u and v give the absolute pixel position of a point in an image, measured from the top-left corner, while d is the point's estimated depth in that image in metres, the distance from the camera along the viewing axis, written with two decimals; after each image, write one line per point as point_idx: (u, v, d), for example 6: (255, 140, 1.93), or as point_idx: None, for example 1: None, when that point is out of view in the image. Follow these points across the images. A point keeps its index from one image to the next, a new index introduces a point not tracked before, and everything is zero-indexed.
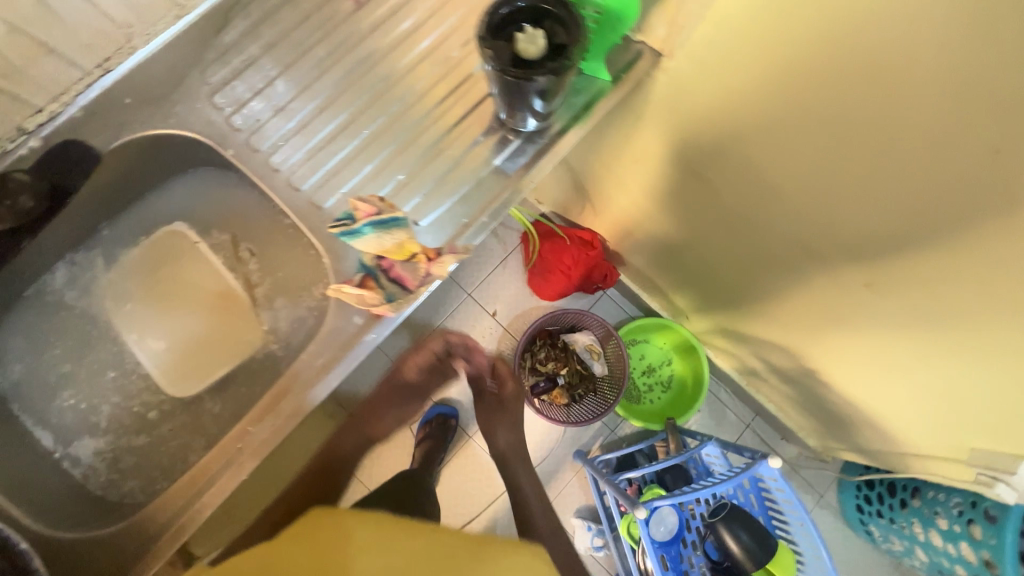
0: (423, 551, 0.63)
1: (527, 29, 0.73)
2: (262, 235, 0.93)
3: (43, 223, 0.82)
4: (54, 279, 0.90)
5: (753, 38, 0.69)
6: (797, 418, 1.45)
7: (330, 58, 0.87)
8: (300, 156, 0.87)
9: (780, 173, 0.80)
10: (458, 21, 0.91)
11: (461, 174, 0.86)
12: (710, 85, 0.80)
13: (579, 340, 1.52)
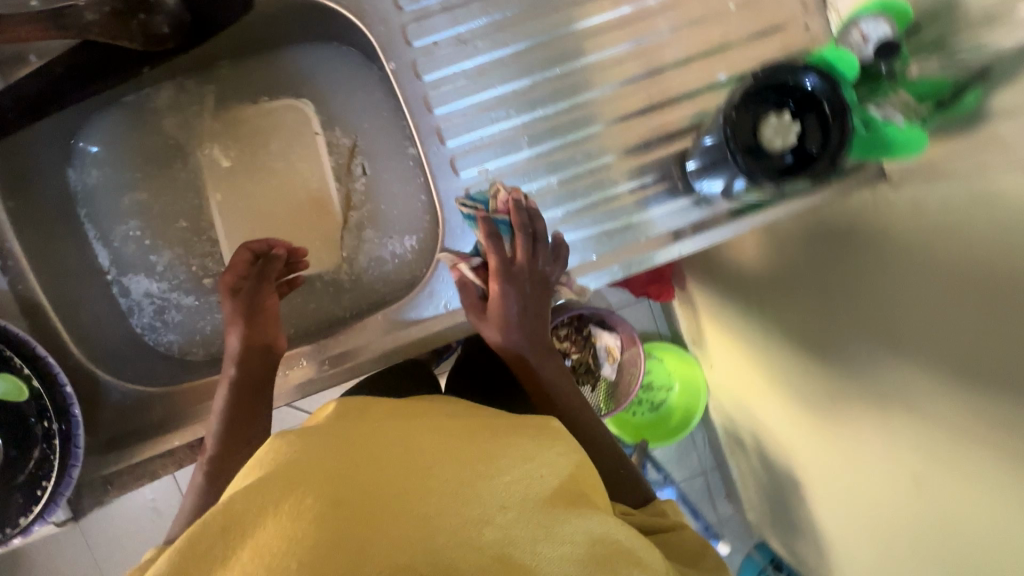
0: (405, 455, 0.48)
1: (784, 114, 0.61)
2: (380, 155, 0.86)
3: (170, 54, 0.76)
4: (159, 97, 0.84)
5: (1001, 248, 0.58)
6: (752, 500, 1.30)
7: (536, 12, 0.77)
8: (460, 106, 0.76)
9: (920, 375, 0.69)
10: (687, 32, 0.79)
11: (612, 204, 0.77)
12: (911, 254, 0.69)
13: (602, 337, 1.22)
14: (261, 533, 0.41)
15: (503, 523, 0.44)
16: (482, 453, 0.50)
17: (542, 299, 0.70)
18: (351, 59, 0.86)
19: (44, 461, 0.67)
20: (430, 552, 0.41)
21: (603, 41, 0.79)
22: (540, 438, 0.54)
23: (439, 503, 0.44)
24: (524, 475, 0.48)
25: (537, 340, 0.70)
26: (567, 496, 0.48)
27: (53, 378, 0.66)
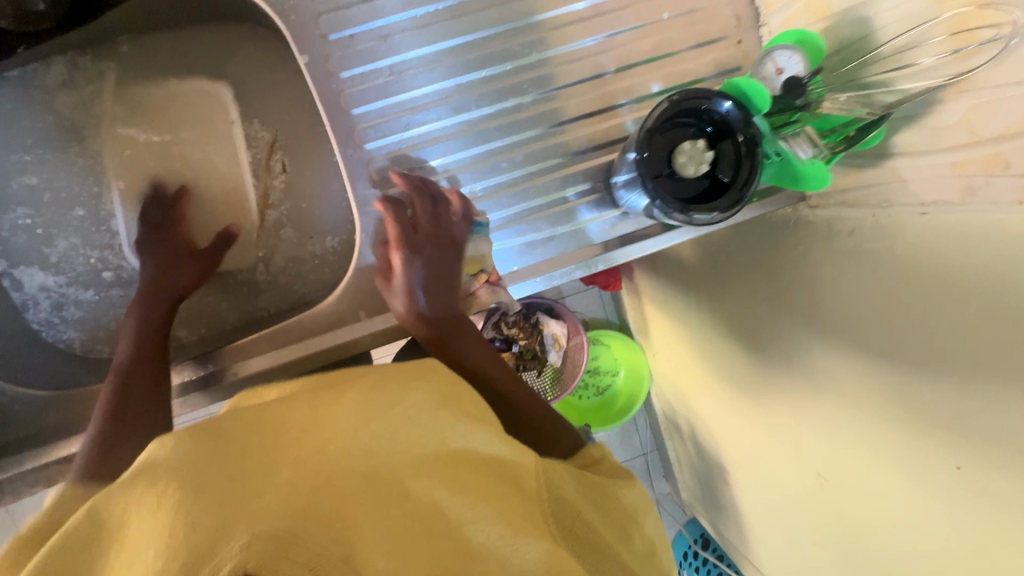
0: (271, 431, 0.49)
1: (697, 142, 0.63)
2: (302, 148, 0.82)
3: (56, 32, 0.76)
4: (50, 72, 0.78)
5: (898, 265, 0.60)
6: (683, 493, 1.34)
7: (461, 10, 0.75)
8: (379, 107, 0.73)
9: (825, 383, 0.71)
10: (623, 38, 0.77)
11: (542, 213, 0.76)
12: (824, 270, 0.71)
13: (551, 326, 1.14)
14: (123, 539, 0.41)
15: (372, 472, 0.46)
16: (353, 411, 0.51)
17: (450, 265, 0.71)
18: (269, 41, 0.80)
19: None
20: (302, 506, 0.42)
21: (534, 43, 0.76)
22: (421, 386, 0.55)
23: (308, 462, 0.45)
24: (398, 422, 0.50)
25: (451, 307, 0.69)
26: (446, 437, 0.51)
27: None
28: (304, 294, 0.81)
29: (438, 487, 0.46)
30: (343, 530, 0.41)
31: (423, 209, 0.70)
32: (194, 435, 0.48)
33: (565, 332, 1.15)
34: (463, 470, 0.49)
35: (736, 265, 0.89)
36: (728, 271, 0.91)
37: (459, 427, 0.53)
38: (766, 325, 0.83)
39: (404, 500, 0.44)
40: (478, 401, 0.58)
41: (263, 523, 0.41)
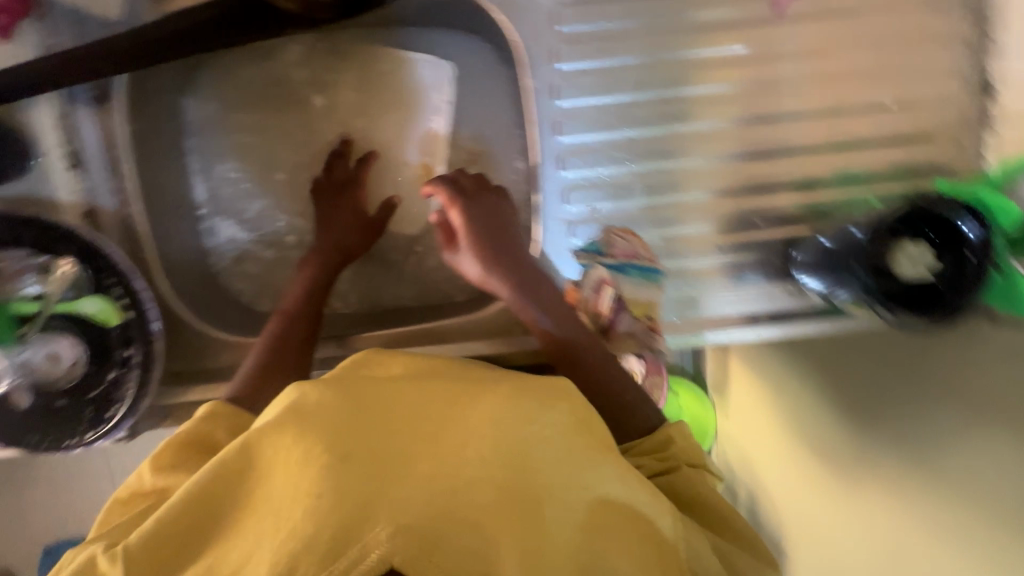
0: (401, 421, 0.56)
1: (922, 246, 0.66)
2: (488, 159, 0.85)
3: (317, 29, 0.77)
4: (289, 50, 0.84)
5: None
6: None
7: (692, 64, 0.75)
8: (584, 140, 0.75)
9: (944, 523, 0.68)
10: (839, 118, 0.76)
11: (709, 271, 0.77)
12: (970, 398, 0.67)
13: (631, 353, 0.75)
14: (275, 477, 0.52)
15: (489, 493, 0.51)
16: (477, 421, 0.56)
17: (506, 228, 0.71)
18: (489, 56, 0.84)
19: (116, 381, 0.70)
20: (426, 508, 0.50)
21: (752, 108, 0.76)
22: (539, 410, 0.58)
23: (433, 467, 0.52)
24: (514, 446, 0.54)
25: (516, 267, 0.70)
26: (552, 468, 0.55)
27: (144, 313, 0.70)
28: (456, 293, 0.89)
29: (539, 516, 0.52)
30: (457, 536, 0.49)
31: (473, 187, 0.73)
32: (332, 403, 0.55)
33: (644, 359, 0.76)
34: (564, 506, 0.53)
35: (852, 361, 0.86)
36: (842, 365, 0.88)
37: (570, 456, 0.56)
38: (879, 432, 0.79)
39: (509, 524, 0.50)
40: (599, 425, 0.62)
41: (393, 516, 0.49)
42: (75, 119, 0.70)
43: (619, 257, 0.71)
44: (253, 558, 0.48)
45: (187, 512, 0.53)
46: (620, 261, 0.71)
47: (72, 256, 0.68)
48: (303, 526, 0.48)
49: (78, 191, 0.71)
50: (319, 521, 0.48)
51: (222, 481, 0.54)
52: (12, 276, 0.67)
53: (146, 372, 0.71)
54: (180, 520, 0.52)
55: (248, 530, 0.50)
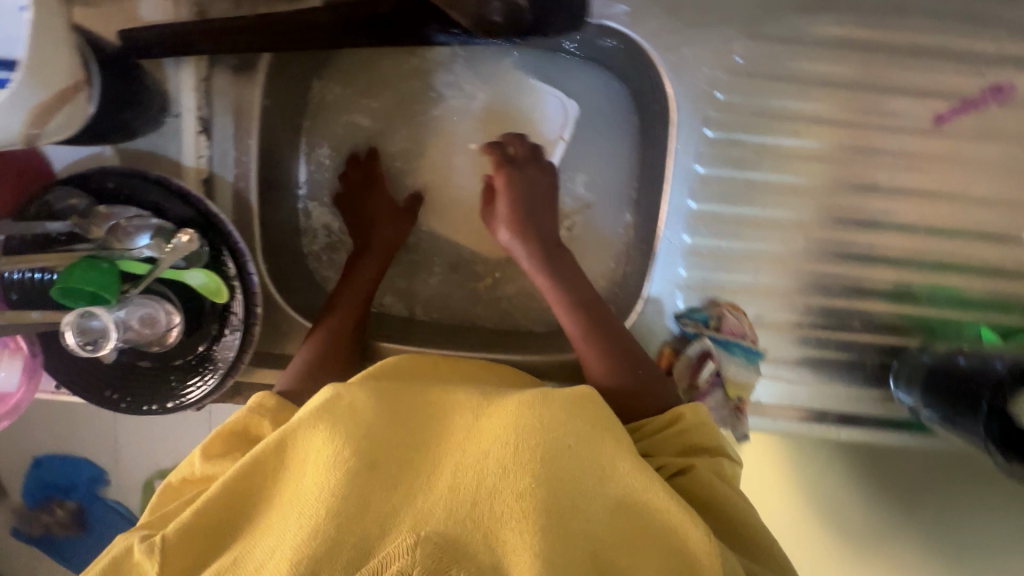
0: (425, 436, 0.60)
1: None
2: (599, 200, 0.84)
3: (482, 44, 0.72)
4: (426, 52, 0.82)
5: None
6: None
7: (840, 156, 0.72)
8: (712, 208, 0.73)
9: None
10: (977, 242, 0.74)
11: (801, 364, 0.77)
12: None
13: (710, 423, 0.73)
14: (304, 478, 0.57)
15: (510, 500, 0.54)
16: (496, 430, 0.58)
17: (541, 202, 0.79)
18: (619, 101, 0.83)
19: (207, 356, 0.69)
20: (447, 522, 0.53)
21: (886, 212, 0.73)
22: (563, 418, 0.59)
23: (451, 479, 0.56)
24: (532, 450, 0.56)
25: (540, 228, 0.77)
26: (571, 479, 0.56)
27: (252, 298, 0.68)
28: (533, 324, 0.89)
29: (560, 529, 0.53)
30: (475, 548, 0.52)
31: (512, 149, 0.81)
32: (360, 408, 0.59)
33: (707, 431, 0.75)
34: (584, 518, 0.55)
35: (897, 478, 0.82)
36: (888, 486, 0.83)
37: (595, 467, 0.57)
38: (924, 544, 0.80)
39: (530, 530, 0.52)
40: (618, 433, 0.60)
41: (414, 528, 0.53)
42: (213, 85, 0.68)
43: (720, 331, 0.71)
44: (281, 554, 0.52)
45: (223, 506, 0.57)
46: (717, 335, 0.71)
47: (193, 229, 0.65)
48: (329, 528, 0.53)
49: (201, 158, 0.69)
50: (344, 529, 0.53)
51: (257, 474, 0.59)
52: (128, 234, 0.65)
53: (234, 359, 0.69)
54: (217, 512, 0.57)
55: (280, 526, 0.55)
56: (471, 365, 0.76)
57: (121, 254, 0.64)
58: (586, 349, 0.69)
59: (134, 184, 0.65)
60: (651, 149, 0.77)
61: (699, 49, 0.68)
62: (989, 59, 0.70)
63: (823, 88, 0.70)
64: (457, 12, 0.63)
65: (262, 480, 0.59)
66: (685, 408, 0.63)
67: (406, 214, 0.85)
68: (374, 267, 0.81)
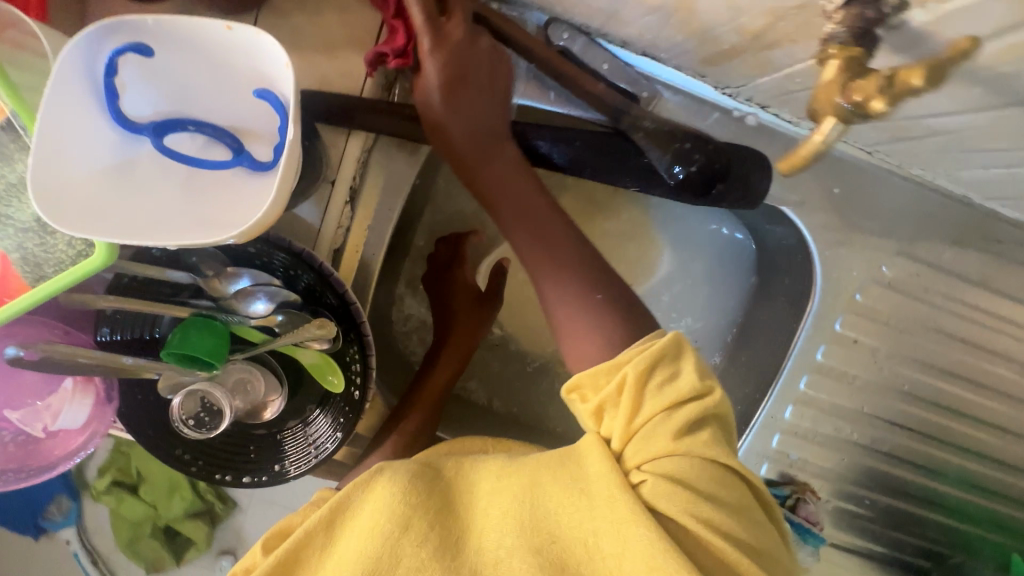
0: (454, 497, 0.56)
1: None
2: (697, 342, 0.85)
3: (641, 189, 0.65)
4: None
5: None
6: None
7: (941, 379, 0.75)
8: (817, 398, 0.74)
9: None
10: None
11: (848, 550, 0.80)
12: None
13: None
14: (345, 549, 0.53)
15: (526, 560, 0.49)
16: (515, 488, 0.53)
17: (478, 81, 0.56)
18: (742, 255, 0.82)
19: (292, 433, 0.64)
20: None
21: (964, 437, 0.77)
22: (580, 471, 0.53)
23: (477, 541, 0.52)
24: (531, 507, 0.52)
25: (467, 86, 0.56)
26: (578, 531, 0.49)
27: (364, 401, 0.62)
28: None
29: None
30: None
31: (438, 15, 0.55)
32: (404, 479, 0.56)
33: None
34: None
35: None
36: None
37: (604, 513, 0.49)
38: None
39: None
40: (602, 450, 0.52)
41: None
42: (373, 159, 0.64)
43: (794, 514, 0.73)
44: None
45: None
46: (792, 517, 0.73)
47: (330, 317, 0.61)
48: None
49: (340, 229, 0.65)
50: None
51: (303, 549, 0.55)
52: (250, 298, 0.60)
53: (323, 452, 0.63)
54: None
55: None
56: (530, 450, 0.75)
57: (240, 319, 0.60)
58: (562, 299, 0.59)
59: (268, 250, 0.60)
60: (766, 316, 0.79)
61: (853, 252, 0.70)
62: None
63: (946, 315, 0.72)
64: (656, 160, 0.61)
65: (303, 554, 0.55)
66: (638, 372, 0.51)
67: (494, 295, 0.79)
68: (456, 365, 0.76)
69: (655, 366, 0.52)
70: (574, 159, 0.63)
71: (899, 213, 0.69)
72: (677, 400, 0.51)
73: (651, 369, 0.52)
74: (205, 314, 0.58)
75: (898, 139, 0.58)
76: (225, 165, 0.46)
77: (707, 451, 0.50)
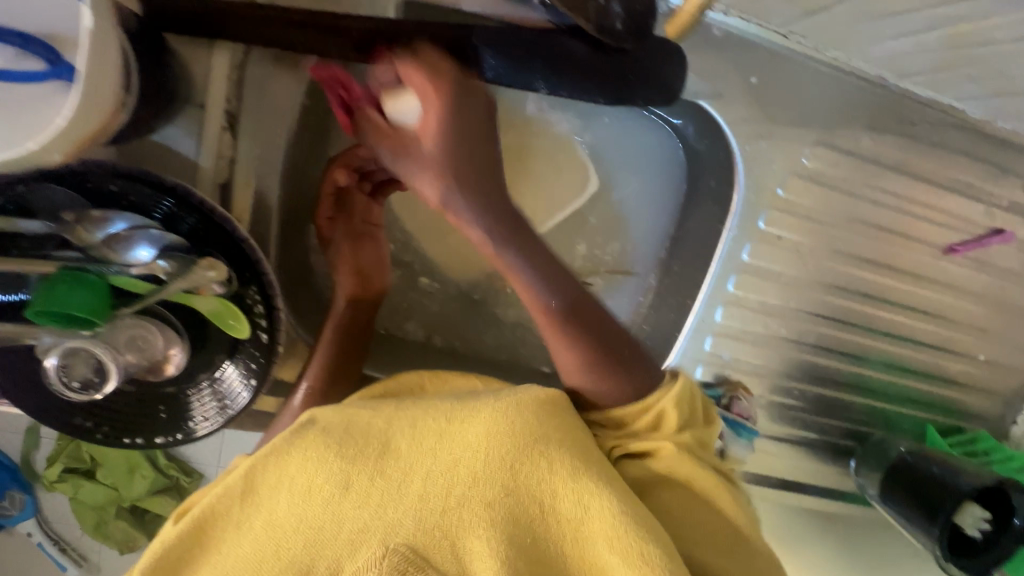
0: (397, 443, 0.56)
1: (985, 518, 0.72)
2: (630, 256, 0.84)
3: (573, 72, 0.59)
4: None
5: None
6: None
7: (860, 267, 0.76)
8: (746, 297, 0.75)
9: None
10: (950, 360, 0.83)
11: (781, 438, 0.84)
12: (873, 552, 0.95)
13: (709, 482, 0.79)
14: (279, 507, 0.55)
15: (478, 510, 0.52)
16: (468, 439, 0.54)
17: (483, 136, 0.56)
18: (672, 156, 0.79)
19: (203, 388, 0.60)
20: (415, 532, 0.52)
21: (886, 323, 0.80)
22: (540, 430, 0.55)
23: (418, 487, 0.53)
24: (496, 466, 0.53)
25: (464, 135, 0.55)
26: (534, 489, 0.53)
27: (273, 345, 0.58)
28: (539, 364, 0.88)
29: (521, 552, 0.51)
30: (442, 558, 0.51)
31: None
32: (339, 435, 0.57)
33: None
34: (543, 532, 0.53)
35: (812, 512, 0.89)
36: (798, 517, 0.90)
37: (566, 480, 0.53)
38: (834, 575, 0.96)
39: (496, 542, 0.51)
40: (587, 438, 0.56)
41: (383, 539, 0.52)
42: (247, 77, 0.57)
43: (728, 410, 0.75)
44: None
45: (187, 538, 0.56)
46: (726, 413, 0.75)
47: (218, 257, 0.55)
48: (300, 550, 0.52)
49: (222, 159, 0.58)
50: (314, 551, 0.52)
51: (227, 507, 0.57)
52: (128, 245, 0.54)
53: (236, 404, 0.60)
54: (183, 539, 0.56)
55: (236, 542, 0.55)
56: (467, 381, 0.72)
57: (117, 269, 0.53)
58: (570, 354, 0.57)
59: (137, 189, 0.52)
60: (694, 223, 0.78)
61: (774, 144, 0.68)
62: (1003, 205, 0.75)
63: (862, 203, 0.73)
64: (584, 22, 0.53)
65: (227, 513, 0.57)
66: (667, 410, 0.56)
67: (365, 234, 0.72)
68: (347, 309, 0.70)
69: (683, 419, 0.58)
70: (496, 52, 0.57)
71: (818, 99, 0.67)
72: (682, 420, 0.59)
73: (676, 412, 0.58)
74: (73, 266, 0.51)
75: (805, 13, 0.61)
76: (37, 78, 0.39)
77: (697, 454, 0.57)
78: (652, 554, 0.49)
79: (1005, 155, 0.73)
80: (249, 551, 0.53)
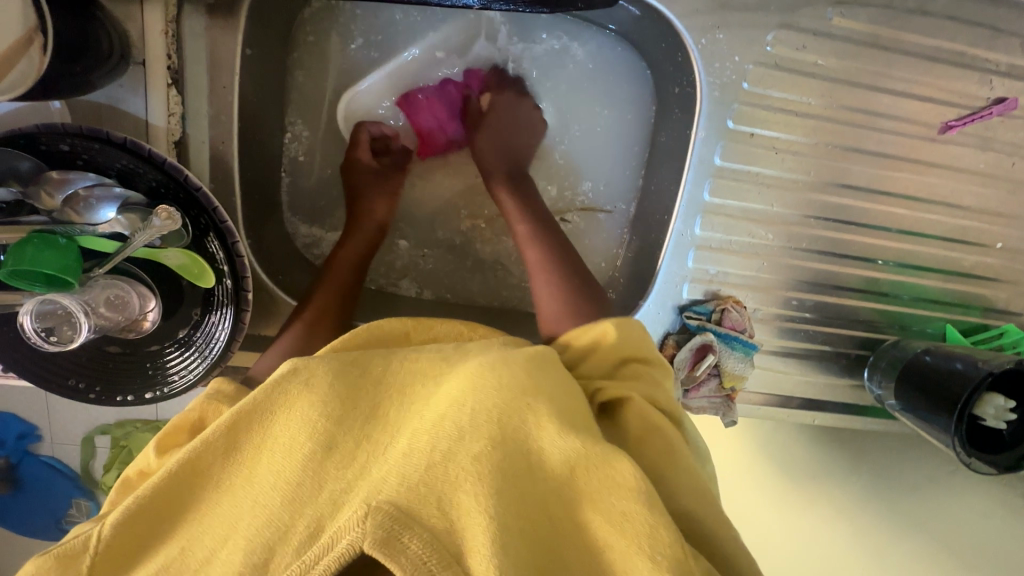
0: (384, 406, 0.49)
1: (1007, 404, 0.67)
2: (605, 183, 0.82)
3: None
4: (417, 15, 0.75)
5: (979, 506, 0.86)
6: None
7: (851, 157, 0.71)
8: (729, 203, 0.71)
9: None
10: (966, 250, 0.77)
11: (788, 355, 0.79)
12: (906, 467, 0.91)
13: (712, 400, 0.77)
14: (257, 465, 0.47)
15: (467, 464, 0.45)
16: (454, 392, 0.48)
17: (520, 130, 0.78)
18: (634, 70, 0.78)
19: (184, 341, 0.63)
20: (401, 488, 0.44)
21: (890, 217, 0.74)
22: (530, 383, 0.49)
23: (406, 444, 0.46)
24: (486, 418, 0.47)
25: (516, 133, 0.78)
26: (525, 444, 0.47)
27: (241, 290, 0.60)
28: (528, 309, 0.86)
29: (513, 511, 0.44)
30: (429, 518, 0.43)
31: None
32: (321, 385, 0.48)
33: (714, 402, 0.77)
34: (531, 484, 0.46)
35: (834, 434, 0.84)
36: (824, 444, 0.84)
37: (555, 436, 0.47)
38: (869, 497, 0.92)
39: (486, 498, 0.43)
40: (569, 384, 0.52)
41: (365, 498, 0.43)
42: (185, 30, 0.58)
43: (719, 325, 0.72)
44: (230, 543, 0.44)
45: (153, 506, 0.45)
46: (717, 328, 0.72)
47: (174, 207, 0.56)
48: (279, 518, 0.44)
49: (172, 117, 0.60)
50: (293, 511, 0.44)
51: (197, 468, 0.46)
52: (90, 206, 0.56)
53: (213, 355, 0.61)
54: (160, 493, 0.45)
55: (220, 507, 0.46)
56: (454, 329, 0.65)
57: (83, 230, 0.56)
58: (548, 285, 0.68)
59: (90, 147, 0.54)
60: (667, 137, 0.75)
61: (730, 35, 0.65)
62: (1001, 70, 0.70)
63: (840, 87, 0.68)
64: None
65: (199, 477, 0.47)
66: (612, 334, 0.58)
67: (394, 169, 0.80)
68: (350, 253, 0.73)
69: (637, 357, 0.59)
70: None
71: None
72: (638, 361, 0.59)
73: (632, 352, 0.59)
74: (42, 229, 0.53)
75: None
76: None
77: (658, 398, 0.57)
78: (637, 509, 0.44)
79: (993, 14, 0.68)
80: (224, 515, 0.46)
